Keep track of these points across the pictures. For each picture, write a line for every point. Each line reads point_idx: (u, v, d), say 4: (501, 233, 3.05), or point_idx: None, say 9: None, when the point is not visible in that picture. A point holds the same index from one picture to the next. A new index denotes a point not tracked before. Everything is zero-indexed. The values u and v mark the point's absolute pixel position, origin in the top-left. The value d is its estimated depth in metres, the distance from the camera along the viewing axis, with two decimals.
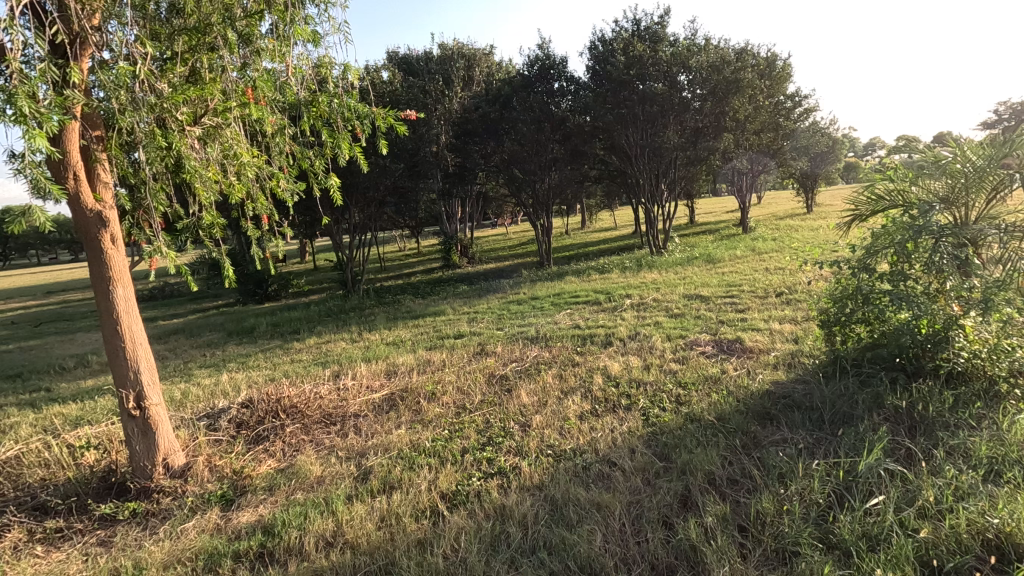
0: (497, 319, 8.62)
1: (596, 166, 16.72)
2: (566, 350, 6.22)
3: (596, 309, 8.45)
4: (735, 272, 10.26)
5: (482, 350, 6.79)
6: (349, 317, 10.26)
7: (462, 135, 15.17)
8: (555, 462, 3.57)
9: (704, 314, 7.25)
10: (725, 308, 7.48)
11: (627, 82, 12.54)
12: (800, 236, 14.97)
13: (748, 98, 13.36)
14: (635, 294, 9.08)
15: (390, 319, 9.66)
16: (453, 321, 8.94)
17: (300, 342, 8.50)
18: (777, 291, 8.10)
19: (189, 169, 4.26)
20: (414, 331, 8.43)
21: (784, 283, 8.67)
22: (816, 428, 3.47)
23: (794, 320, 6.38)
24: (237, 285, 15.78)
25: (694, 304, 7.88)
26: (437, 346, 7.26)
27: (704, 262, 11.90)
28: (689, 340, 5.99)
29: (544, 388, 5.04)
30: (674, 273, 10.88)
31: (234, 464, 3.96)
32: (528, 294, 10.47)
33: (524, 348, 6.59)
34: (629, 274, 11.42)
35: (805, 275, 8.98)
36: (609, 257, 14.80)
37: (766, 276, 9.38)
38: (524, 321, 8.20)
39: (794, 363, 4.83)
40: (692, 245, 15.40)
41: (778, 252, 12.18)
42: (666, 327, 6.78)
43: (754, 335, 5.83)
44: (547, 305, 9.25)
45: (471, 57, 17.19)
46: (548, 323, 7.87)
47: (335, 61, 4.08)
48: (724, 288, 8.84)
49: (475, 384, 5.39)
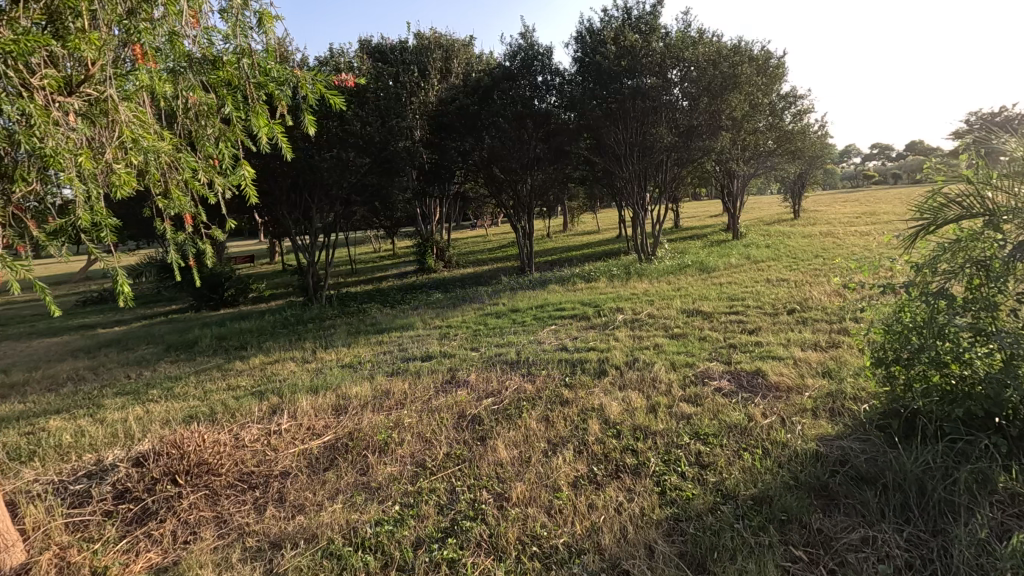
0: (473, 336, 7.57)
1: (580, 166, 15.78)
2: (554, 381, 5.18)
3: (585, 326, 7.43)
4: (735, 283, 9.37)
5: (452, 379, 5.73)
6: (307, 330, 9.11)
7: (438, 129, 14.09)
8: (543, 569, 2.56)
9: (710, 335, 6.30)
10: (732, 328, 6.54)
11: (617, 75, 11.61)
12: (795, 243, 14.24)
13: (745, 95, 12.54)
14: (628, 309, 8.09)
15: (352, 334, 8.54)
16: (422, 337, 7.86)
17: (244, 362, 7.33)
18: (788, 309, 7.17)
19: (53, 153, 3.07)
20: (377, 350, 7.32)
21: (793, 298, 7.77)
22: (903, 520, 2.59)
23: (818, 347, 5.43)
24: (189, 289, 14.45)
25: (696, 322, 6.91)
26: (401, 372, 6.17)
27: (698, 271, 11.01)
28: (700, 371, 5.01)
29: (527, 438, 4.00)
30: (667, 283, 9.99)
31: (95, 561, 2.86)
32: (508, 306, 9.43)
33: (503, 377, 5.55)
34: (618, 283, 10.46)
35: (815, 290, 8.11)
36: (595, 264, 13.88)
37: (771, 290, 8.47)
38: (504, 339, 7.15)
39: (836, 408, 3.89)
40: (682, 252, 14.56)
41: (776, 262, 11.36)
42: (668, 351, 5.80)
43: (776, 366, 4.87)
44: (529, 319, 8.21)
45: (448, 48, 16.08)
46: (530, 343, 6.83)
47: (243, 5, 3.00)
48: (726, 302, 7.90)
49: (439, 429, 4.34)
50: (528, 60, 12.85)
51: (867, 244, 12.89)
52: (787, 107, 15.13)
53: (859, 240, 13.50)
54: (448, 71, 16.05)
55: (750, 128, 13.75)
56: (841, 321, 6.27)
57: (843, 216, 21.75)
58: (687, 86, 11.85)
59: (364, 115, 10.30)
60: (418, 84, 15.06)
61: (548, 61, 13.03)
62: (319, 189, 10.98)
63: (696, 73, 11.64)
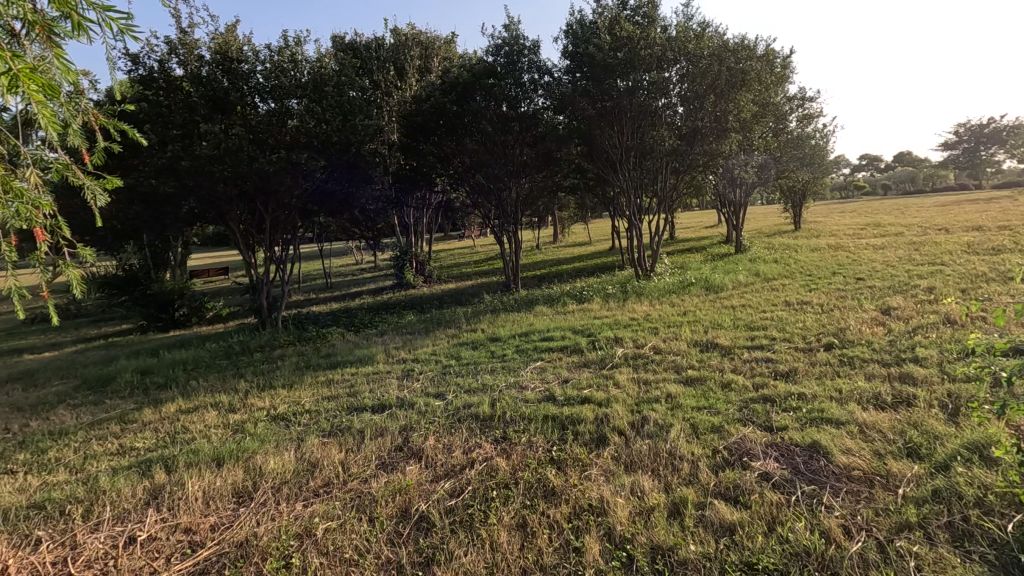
0: (441, 377, 6.19)
1: (571, 175, 14.56)
2: (536, 455, 3.84)
3: (577, 365, 6.08)
4: (749, 307, 8.12)
5: (404, 445, 4.37)
6: (250, 364, 7.70)
7: (413, 132, 12.80)
8: None
9: (737, 382, 4.96)
10: (761, 371, 5.22)
11: (613, 70, 10.43)
12: (806, 257, 13.04)
13: (754, 94, 11.35)
14: (629, 340, 6.75)
15: (299, 370, 7.16)
16: (381, 376, 6.50)
17: (157, 410, 5.92)
18: (825, 344, 5.84)
19: None
20: (321, 396, 5.91)
21: (827, 327, 6.47)
22: None
23: (884, 404, 4.12)
24: (136, 308, 12.99)
25: (714, 362, 5.57)
26: (341, 432, 4.79)
27: (705, 291, 9.79)
28: (735, 444, 3.68)
29: (492, 571, 2.67)
30: (671, 305, 8.74)
31: None
32: (488, 334, 8.07)
33: (470, 446, 4.17)
34: (615, 305, 9.18)
35: (851, 316, 6.81)
36: (587, 281, 12.61)
37: (796, 316, 7.18)
38: (477, 382, 5.78)
39: (960, 525, 2.58)
40: (683, 267, 13.29)
41: (790, 280, 10.13)
42: (686, 406, 4.48)
43: (840, 438, 3.55)
44: (510, 353, 6.85)
45: (428, 45, 14.88)
46: (510, 388, 5.47)
47: None
48: (746, 333, 6.60)
49: (368, 542, 2.99)
50: (513, 55, 11.55)
51: (886, 258, 11.71)
52: (794, 109, 14.01)
53: (877, 254, 12.34)
54: (428, 70, 14.83)
55: (758, 131, 12.56)
56: (901, 363, 4.97)
57: (848, 228, 20.64)
58: (689, 84, 10.67)
59: (325, 113, 8.99)
60: (394, 83, 13.80)
61: (535, 57, 11.72)
62: (274, 198, 9.62)
63: (697, 70, 10.47)
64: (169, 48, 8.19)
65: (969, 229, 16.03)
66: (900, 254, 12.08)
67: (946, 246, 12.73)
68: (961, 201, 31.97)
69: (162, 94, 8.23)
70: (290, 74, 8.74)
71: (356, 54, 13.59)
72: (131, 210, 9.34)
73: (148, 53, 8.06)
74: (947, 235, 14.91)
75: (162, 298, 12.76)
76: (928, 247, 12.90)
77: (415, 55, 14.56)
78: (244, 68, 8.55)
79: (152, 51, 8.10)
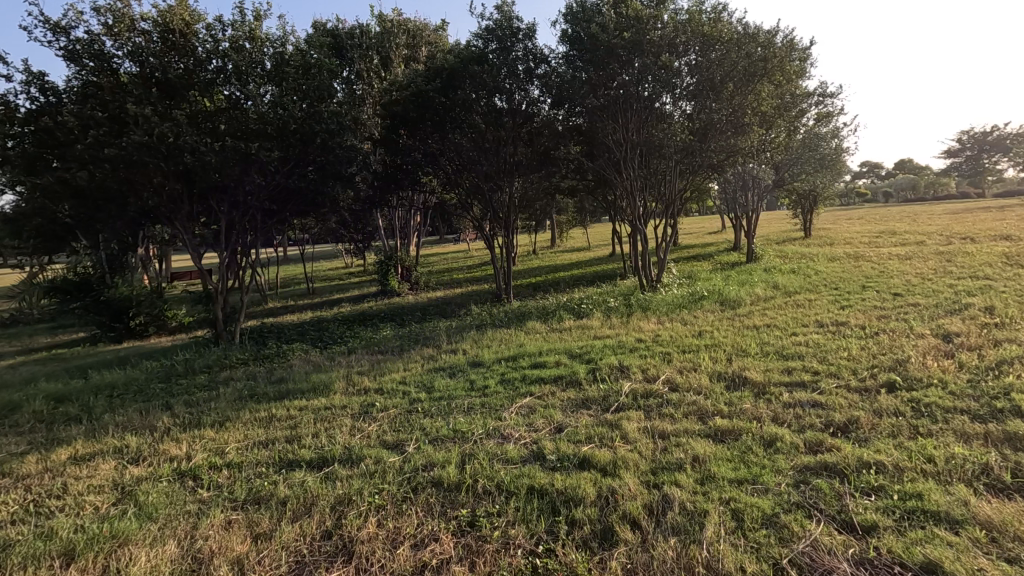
0: (404, 418, 4.97)
1: (569, 174, 13.39)
2: (512, 565, 2.67)
3: (573, 406, 4.86)
4: (776, 327, 6.93)
5: (334, 530, 3.18)
6: (187, 391, 6.50)
7: (396, 125, 11.61)
8: None
9: (784, 440, 3.77)
10: (812, 423, 4.02)
11: (619, 55, 9.32)
12: (827, 268, 11.89)
13: (775, 86, 10.19)
14: (638, 371, 5.54)
15: (240, 401, 5.96)
16: (332, 414, 5.29)
17: (44, 457, 4.70)
18: (885, 385, 4.62)
19: None
20: (253, 442, 4.71)
21: (881, 358, 5.29)
22: None
23: (1003, 485, 2.96)
24: (88, 316, 11.74)
25: (748, 408, 4.36)
26: (260, 503, 3.59)
27: (721, 306, 8.61)
28: (805, 555, 2.52)
29: None
30: (683, 324, 7.54)
31: None
32: (469, 357, 6.86)
33: (423, 540, 3.00)
34: (618, 323, 7.98)
35: (907, 344, 5.60)
36: (586, 292, 11.43)
37: (837, 342, 5.98)
38: (448, 428, 4.58)
39: None
40: (691, 278, 12.12)
41: (817, 294, 8.95)
42: (722, 478, 3.30)
43: (968, 556, 2.38)
44: (493, 385, 5.63)
45: (416, 33, 13.72)
46: (487, 440, 4.26)
47: None
48: (780, 364, 5.39)
49: None
50: (506, 41, 10.32)
51: (918, 270, 10.53)
52: (813, 106, 12.86)
53: (905, 266, 11.18)
54: (416, 60, 13.65)
55: (775, 129, 11.38)
56: (999, 417, 3.78)
57: (862, 236, 19.52)
58: (702, 74, 9.53)
59: (286, 99, 7.87)
60: (377, 73, 12.64)
61: (531, 43, 10.52)
62: (231, 196, 8.45)
63: (713, 56, 9.33)
64: (102, 19, 7.02)
65: (997, 238, 14.91)
66: (933, 266, 10.97)
67: (981, 257, 11.56)
68: (971, 209, 30.78)
69: (97, 74, 7.10)
70: (246, 54, 7.60)
71: (336, 40, 12.39)
72: (63, 207, 8.14)
73: (78, 24, 6.92)
74: (977, 245, 13.81)
75: (115, 305, 11.51)
76: (963, 258, 11.71)
77: (401, 44, 13.40)
78: (191, 44, 7.36)
79: (80, 22, 6.91)
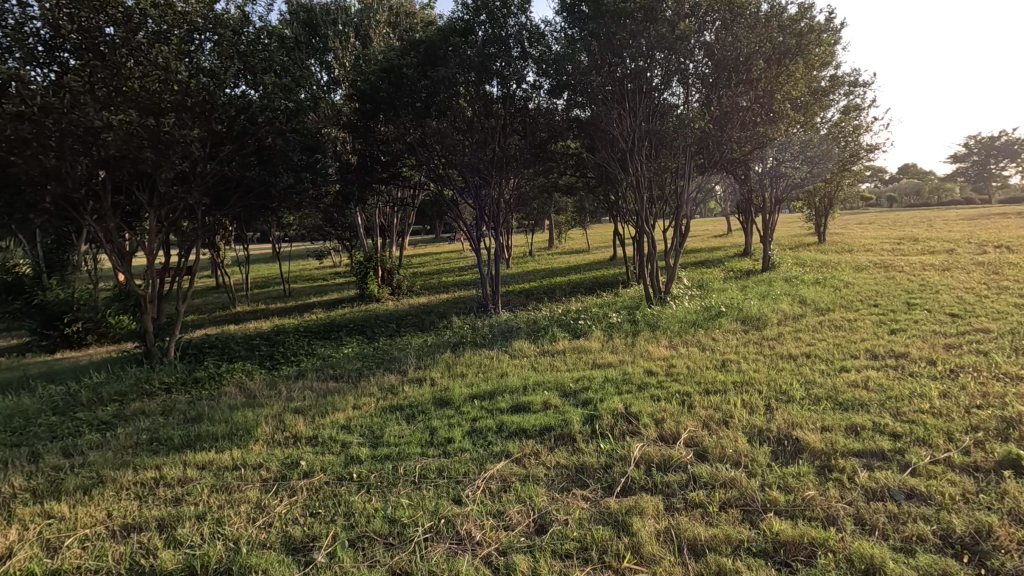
0: (329, 491, 3.60)
1: (567, 168, 12.01)
2: None
3: (563, 481, 3.47)
4: (821, 360, 5.53)
5: None
6: (75, 432, 5.10)
7: (371, 109, 10.23)
8: None
9: (889, 571, 2.40)
10: (919, 534, 2.66)
11: (627, 26, 7.99)
12: (858, 279, 10.51)
13: (807, 68, 8.85)
14: (652, 425, 4.15)
15: (132, 450, 4.56)
16: (237, 479, 3.90)
17: None
18: (1006, 464, 3.23)
19: None
20: (111, 530, 3.33)
21: (981, 414, 3.90)
22: None
23: None
24: (18, 320, 10.32)
25: (816, 500, 3.00)
26: None
27: (745, 326, 7.22)
28: None
29: None
30: (703, 351, 6.14)
31: None
32: (437, 391, 5.48)
33: None
34: (624, 347, 6.59)
35: (1006, 393, 4.23)
36: (586, 302, 10.00)
37: (909, 385, 4.59)
38: (383, 515, 3.21)
39: None
40: (702, 288, 10.74)
41: (856, 312, 7.57)
42: None
43: None
44: (459, 438, 4.26)
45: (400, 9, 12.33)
46: (434, 544, 2.89)
47: None
48: (842, 420, 4.00)
49: None
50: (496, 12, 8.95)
51: (966, 284, 9.18)
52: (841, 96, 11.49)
53: (948, 278, 9.83)
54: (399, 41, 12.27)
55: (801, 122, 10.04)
56: None
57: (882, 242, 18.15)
58: (723, 53, 8.21)
59: None
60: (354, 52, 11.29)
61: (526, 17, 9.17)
62: (161, 187, 7.08)
63: (738, 29, 8.00)
64: None
65: None
66: (982, 279, 9.61)
67: None
68: (986, 216, 29.38)
69: None
70: (181, 15, 6.39)
71: (308, 15, 10.99)
72: None
73: None
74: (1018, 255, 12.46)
75: (50, 310, 10.07)
76: (1011, 271, 10.33)
77: (382, 21, 12.00)
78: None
79: None
